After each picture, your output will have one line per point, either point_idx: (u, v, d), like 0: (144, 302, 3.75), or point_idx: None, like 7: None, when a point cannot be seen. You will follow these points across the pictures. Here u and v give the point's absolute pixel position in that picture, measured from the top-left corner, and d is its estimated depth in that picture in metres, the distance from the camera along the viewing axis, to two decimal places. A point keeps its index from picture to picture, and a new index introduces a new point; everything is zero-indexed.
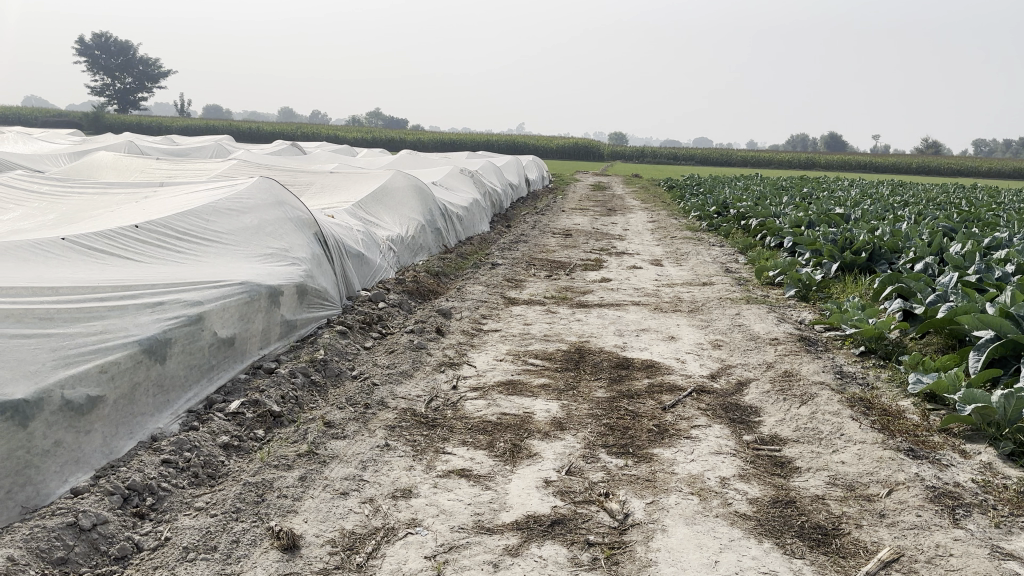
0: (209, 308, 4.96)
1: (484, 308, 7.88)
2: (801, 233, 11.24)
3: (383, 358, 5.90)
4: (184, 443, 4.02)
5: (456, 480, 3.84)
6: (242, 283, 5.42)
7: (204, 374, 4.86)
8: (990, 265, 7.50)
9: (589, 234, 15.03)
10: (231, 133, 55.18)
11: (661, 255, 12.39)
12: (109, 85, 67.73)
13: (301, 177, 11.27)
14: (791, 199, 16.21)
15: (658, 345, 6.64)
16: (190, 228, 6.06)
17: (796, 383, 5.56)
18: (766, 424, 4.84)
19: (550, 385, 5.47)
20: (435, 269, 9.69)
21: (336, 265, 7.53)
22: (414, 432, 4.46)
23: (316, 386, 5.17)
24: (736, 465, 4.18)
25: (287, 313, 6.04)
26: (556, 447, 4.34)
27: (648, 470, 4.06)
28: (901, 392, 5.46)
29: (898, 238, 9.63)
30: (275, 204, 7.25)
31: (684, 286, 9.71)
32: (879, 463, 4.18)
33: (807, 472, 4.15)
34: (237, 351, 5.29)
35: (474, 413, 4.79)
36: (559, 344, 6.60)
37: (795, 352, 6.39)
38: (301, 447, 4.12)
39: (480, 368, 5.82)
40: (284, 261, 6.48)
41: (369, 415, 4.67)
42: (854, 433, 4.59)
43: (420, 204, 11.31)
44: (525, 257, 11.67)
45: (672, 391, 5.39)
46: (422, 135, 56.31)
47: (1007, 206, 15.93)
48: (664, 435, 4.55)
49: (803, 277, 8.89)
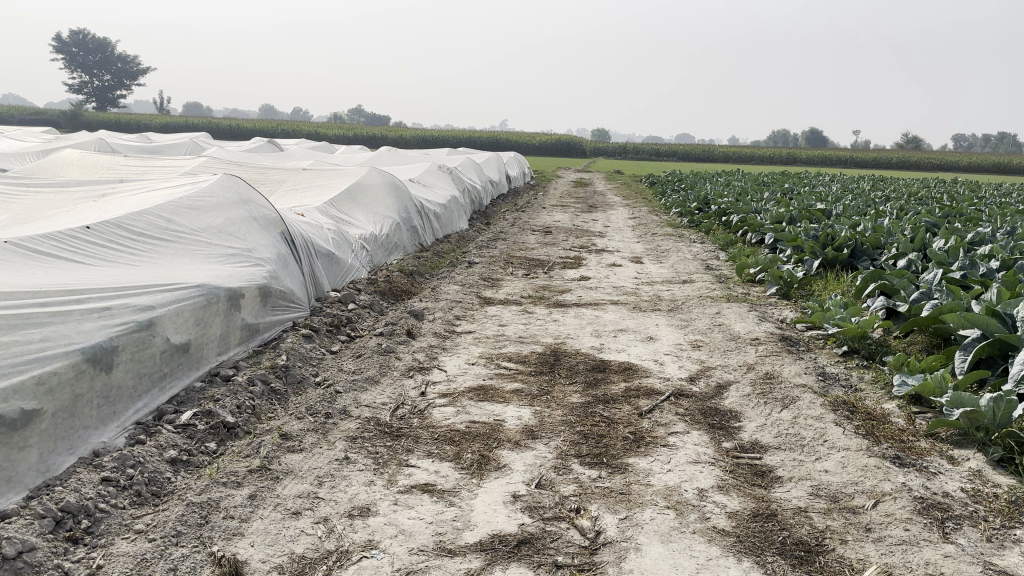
0: (162, 313, 4.69)
1: (458, 309, 7.64)
2: (782, 228, 11.10)
3: (349, 363, 5.65)
4: (127, 459, 3.75)
5: (418, 496, 3.61)
6: (199, 285, 5.15)
7: (156, 384, 4.59)
8: (974, 262, 7.37)
9: (569, 231, 14.84)
10: (210, 131, 54.58)
11: (640, 252, 12.22)
12: (86, 82, 66.80)
13: (273, 174, 10.92)
14: (772, 194, 16.09)
15: (636, 347, 6.44)
16: (147, 228, 5.79)
17: (778, 385, 5.37)
18: (747, 430, 4.64)
19: (524, 391, 5.24)
20: (409, 268, 9.44)
21: (303, 266, 7.26)
22: (376, 443, 4.22)
23: (276, 394, 4.91)
24: (715, 475, 3.97)
25: (248, 316, 5.77)
26: (526, 458, 4.12)
27: (622, 482, 3.85)
28: (886, 395, 5.29)
29: (880, 234, 9.50)
30: (239, 203, 6.98)
31: (663, 283, 9.53)
32: (864, 472, 4.00)
33: (789, 482, 3.95)
34: (193, 357, 5.02)
35: (442, 422, 4.56)
36: (534, 346, 6.38)
37: (777, 353, 6.21)
38: (253, 462, 3.87)
39: (451, 372, 5.59)
40: (247, 261, 6.21)
41: (330, 425, 4.42)
42: (838, 440, 4.41)
43: (396, 201, 11.04)
44: (503, 256, 11.45)
45: (649, 395, 5.17)
46: (404, 132, 56.07)
47: (988, 201, 15.92)
48: (640, 443, 4.34)
49: (785, 274, 8.72)
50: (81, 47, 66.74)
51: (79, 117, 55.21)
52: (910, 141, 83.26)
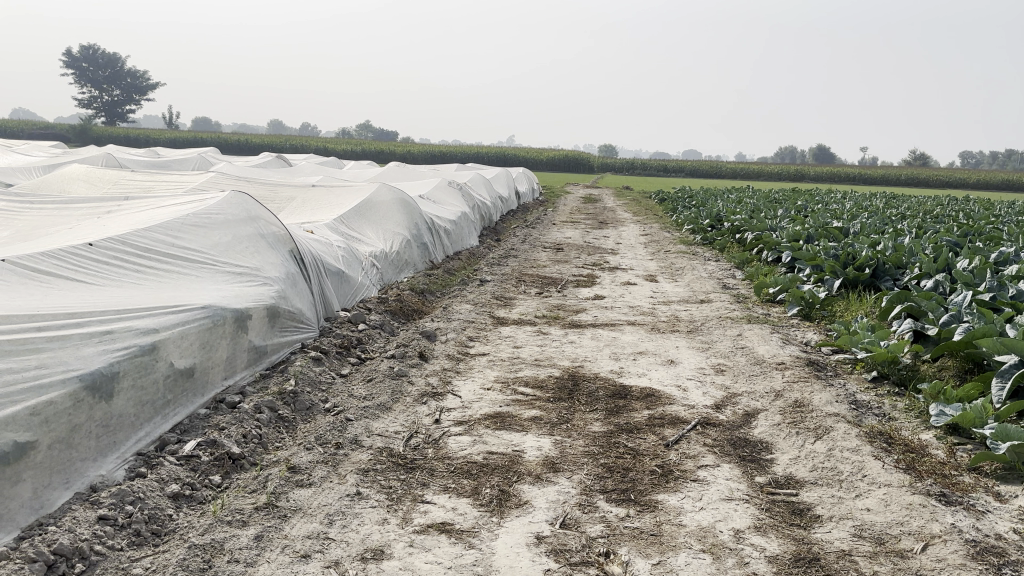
0: (166, 337, 4.49)
1: (471, 330, 7.42)
2: (800, 247, 10.87)
3: (360, 388, 5.43)
4: (126, 495, 3.53)
5: (435, 538, 3.37)
6: (205, 307, 4.95)
7: (158, 411, 4.38)
8: (1004, 284, 7.11)
9: (581, 248, 14.62)
10: (219, 146, 54.81)
11: (655, 271, 12.00)
12: (97, 98, 67.27)
13: (282, 192, 10.72)
14: (785, 211, 15.84)
15: (657, 371, 6.20)
16: (153, 246, 5.62)
17: (809, 415, 5.12)
18: (780, 464, 4.40)
19: (542, 418, 5.00)
20: (419, 286, 9.23)
21: (313, 285, 7.06)
22: (390, 476, 3.98)
23: (284, 422, 4.69)
24: (750, 515, 3.73)
25: (256, 339, 5.57)
26: (548, 493, 3.88)
27: (652, 522, 3.61)
28: (922, 425, 5.03)
29: (903, 253, 9.26)
30: (248, 220, 6.80)
31: (680, 303, 9.30)
32: (909, 511, 3.74)
33: (829, 521, 3.70)
34: (198, 383, 4.81)
35: (458, 453, 4.33)
36: (551, 370, 6.14)
37: (805, 379, 5.96)
38: (258, 498, 3.64)
39: (466, 398, 5.35)
40: (255, 280, 6.02)
41: (340, 456, 4.19)
42: (878, 475, 4.16)
43: (406, 217, 10.85)
44: (515, 273, 11.23)
45: (674, 425, 4.94)
46: (412, 147, 56.18)
47: (1006, 219, 15.68)
48: (669, 478, 4.10)
49: (807, 294, 8.46)
50: (93, 63, 67.11)
51: (89, 131, 55.48)
52: (919, 158, 83.01)
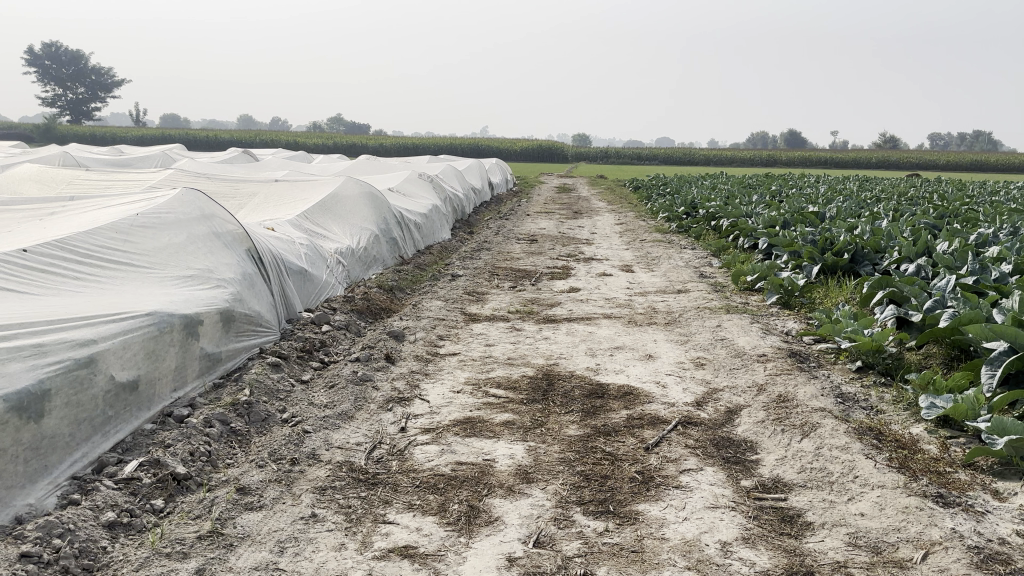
0: (105, 348, 4.14)
1: (441, 328, 7.11)
2: (776, 233, 10.68)
3: (321, 395, 5.10)
4: (54, 527, 3.19)
5: (397, 564, 3.08)
6: (150, 314, 4.61)
7: (98, 429, 4.03)
8: (986, 267, 6.94)
9: (556, 239, 14.34)
10: (187, 142, 53.91)
11: (630, 260, 11.76)
12: (60, 96, 65.65)
13: (244, 187, 10.29)
14: (760, 197, 15.71)
15: (635, 367, 5.94)
16: (95, 250, 5.25)
17: (795, 410, 4.88)
18: (766, 465, 4.16)
19: (515, 423, 4.71)
20: (388, 284, 8.89)
21: (272, 286, 6.70)
22: (348, 494, 3.68)
23: (236, 436, 4.36)
24: (738, 524, 3.48)
25: (208, 345, 5.22)
26: (521, 508, 3.59)
27: (633, 536, 3.34)
28: (912, 418, 4.82)
29: (881, 237, 9.09)
30: (201, 219, 6.43)
31: (657, 294, 9.06)
32: (906, 515, 3.51)
33: (821, 529, 3.46)
34: (143, 396, 4.46)
35: (425, 465, 4.03)
36: (524, 369, 5.86)
37: (788, 371, 5.73)
38: (201, 526, 3.31)
39: (434, 403, 5.05)
40: (207, 282, 5.66)
41: (295, 474, 3.87)
42: (870, 475, 3.93)
43: (373, 212, 10.51)
44: (489, 267, 10.92)
45: (654, 425, 4.67)
46: (385, 140, 55.48)
47: (979, 199, 15.72)
48: (650, 486, 3.84)
49: (785, 282, 8.25)
50: (55, 60, 65.46)
51: (53, 130, 54.21)
52: (888, 141, 83.87)
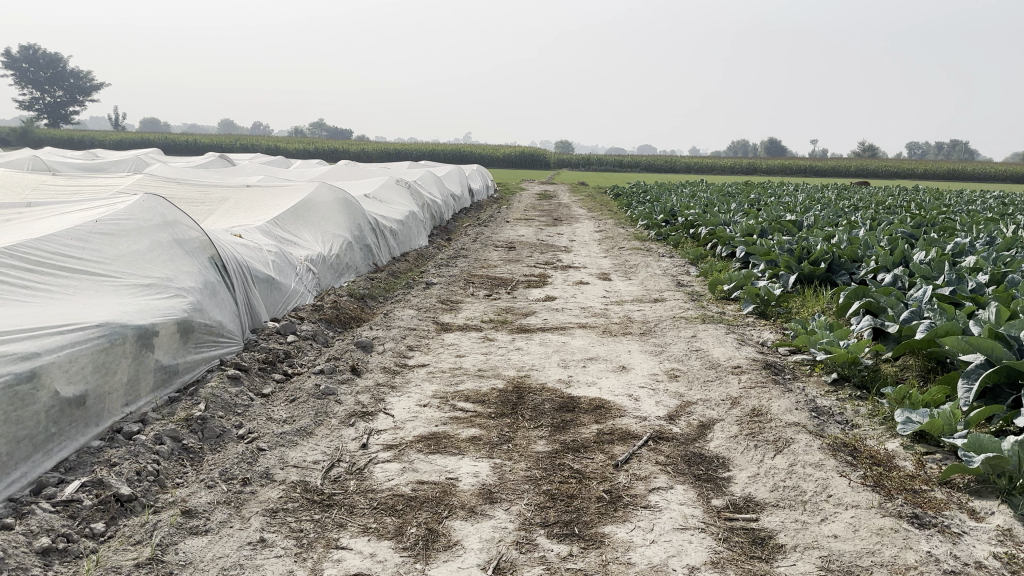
0: (49, 362, 3.93)
1: (412, 338, 6.94)
2: (753, 241, 10.62)
3: (281, 410, 4.93)
4: None
5: None
6: (100, 325, 4.41)
7: (39, 447, 3.82)
8: (962, 277, 6.87)
9: (534, 246, 14.22)
10: (166, 147, 53.40)
11: (608, 268, 11.65)
12: (37, 98, 64.82)
13: (214, 193, 10.08)
14: (739, 205, 15.68)
15: (608, 379, 5.80)
16: (47, 258, 5.04)
17: (769, 425, 4.76)
18: (737, 483, 4.03)
19: (481, 439, 4.55)
20: (360, 292, 8.70)
21: (236, 295, 6.50)
22: (301, 517, 3.50)
23: (188, 454, 4.17)
24: (707, 548, 3.34)
25: (163, 358, 5.02)
26: (482, 531, 3.44)
27: (597, 561, 3.20)
28: (888, 433, 4.72)
29: (858, 246, 9.03)
30: (162, 225, 6.22)
31: (633, 302, 8.95)
32: (881, 538, 3.39)
33: (793, 552, 3.33)
34: (91, 412, 4.26)
35: (384, 485, 3.86)
36: (494, 381, 5.70)
37: (763, 383, 5.62)
38: (141, 553, 3.12)
39: (399, 418, 4.88)
40: (165, 291, 5.46)
41: (246, 495, 3.69)
42: (844, 494, 3.81)
43: (347, 218, 10.32)
44: (464, 275, 10.76)
45: (625, 441, 4.53)
46: (366, 145, 55.20)
47: (955, 209, 15.82)
48: (617, 506, 3.69)
49: (762, 291, 8.16)
50: (32, 63, 64.75)
51: (29, 134, 53.48)
52: (866, 149, 84.71)
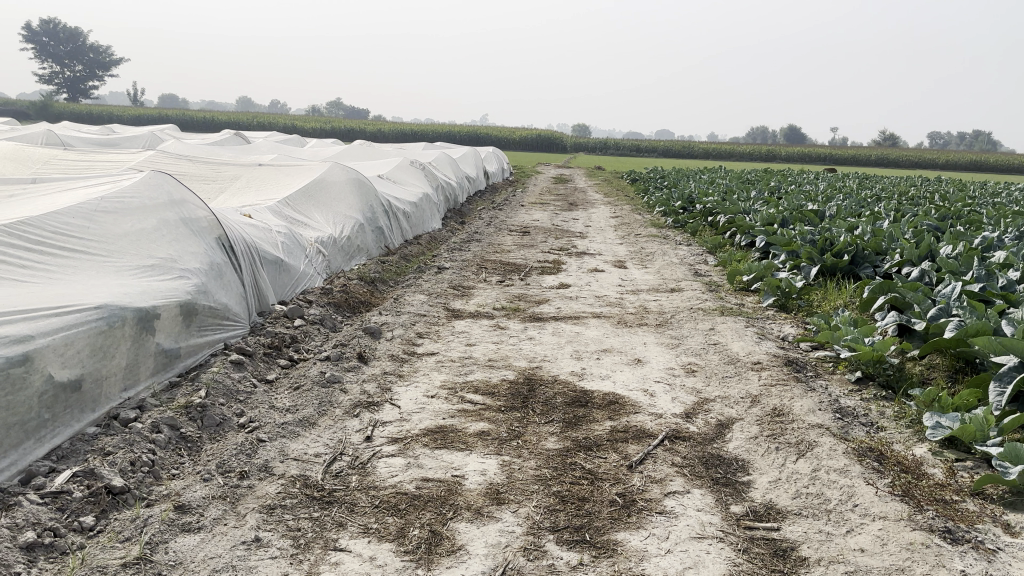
0: (43, 345, 3.78)
1: (421, 325, 6.77)
2: (774, 231, 10.35)
3: (284, 398, 4.77)
4: None
5: None
6: (98, 307, 4.26)
7: (31, 434, 3.68)
8: (992, 273, 6.60)
9: (548, 231, 13.99)
10: (183, 124, 53.41)
11: (624, 256, 11.42)
12: (57, 72, 64.85)
13: (226, 170, 9.92)
14: (759, 193, 15.38)
15: (622, 372, 5.60)
16: (47, 237, 4.88)
17: (790, 426, 4.56)
18: (757, 488, 3.84)
19: (490, 434, 4.38)
20: (370, 276, 8.53)
21: (243, 276, 6.35)
22: (300, 514, 3.35)
23: (186, 443, 4.03)
24: (725, 559, 3.16)
25: (165, 341, 4.87)
26: (489, 534, 3.27)
27: (609, 572, 3.02)
28: (916, 437, 4.50)
29: (883, 238, 8.75)
30: (169, 204, 6.05)
31: (649, 292, 8.74)
32: (911, 553, 3.19)
33: (817, 566, 3.14)
34: (87, 397, 4.11)
35: (388, 482, 3.70)
36: (505, 372, 5.52)
37: (784, 381, 5.41)
38: (129, 552, 2.97)
39: (405, 409, 4.71)
40: (169, 273, 5.30)
41: (243, 490, 3.54)
42: (871, 504, 3.61)
43: (359, 199, 10.15)
44: (477, 260, 10.57)
45: (639, 440, 4.35)
46: (383, 125, 54.95)
47: (982, 200, 15.44)
48: (631, 511, 3.51)
49: (782, 283, 7.94)
50: (52, 37, 64.88)
51: (48, 108, 53.61)
52: (887, 137, 83.63)
